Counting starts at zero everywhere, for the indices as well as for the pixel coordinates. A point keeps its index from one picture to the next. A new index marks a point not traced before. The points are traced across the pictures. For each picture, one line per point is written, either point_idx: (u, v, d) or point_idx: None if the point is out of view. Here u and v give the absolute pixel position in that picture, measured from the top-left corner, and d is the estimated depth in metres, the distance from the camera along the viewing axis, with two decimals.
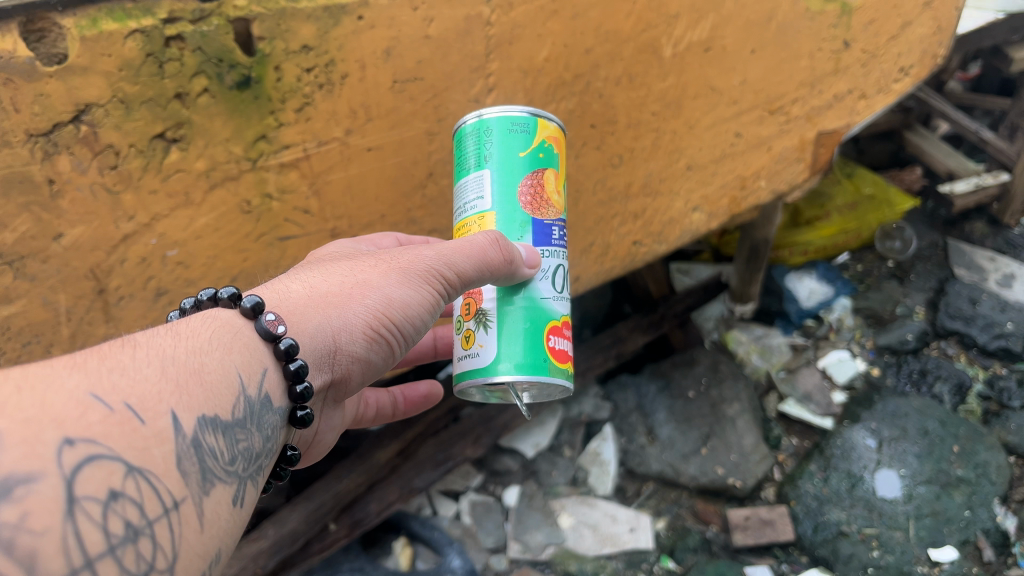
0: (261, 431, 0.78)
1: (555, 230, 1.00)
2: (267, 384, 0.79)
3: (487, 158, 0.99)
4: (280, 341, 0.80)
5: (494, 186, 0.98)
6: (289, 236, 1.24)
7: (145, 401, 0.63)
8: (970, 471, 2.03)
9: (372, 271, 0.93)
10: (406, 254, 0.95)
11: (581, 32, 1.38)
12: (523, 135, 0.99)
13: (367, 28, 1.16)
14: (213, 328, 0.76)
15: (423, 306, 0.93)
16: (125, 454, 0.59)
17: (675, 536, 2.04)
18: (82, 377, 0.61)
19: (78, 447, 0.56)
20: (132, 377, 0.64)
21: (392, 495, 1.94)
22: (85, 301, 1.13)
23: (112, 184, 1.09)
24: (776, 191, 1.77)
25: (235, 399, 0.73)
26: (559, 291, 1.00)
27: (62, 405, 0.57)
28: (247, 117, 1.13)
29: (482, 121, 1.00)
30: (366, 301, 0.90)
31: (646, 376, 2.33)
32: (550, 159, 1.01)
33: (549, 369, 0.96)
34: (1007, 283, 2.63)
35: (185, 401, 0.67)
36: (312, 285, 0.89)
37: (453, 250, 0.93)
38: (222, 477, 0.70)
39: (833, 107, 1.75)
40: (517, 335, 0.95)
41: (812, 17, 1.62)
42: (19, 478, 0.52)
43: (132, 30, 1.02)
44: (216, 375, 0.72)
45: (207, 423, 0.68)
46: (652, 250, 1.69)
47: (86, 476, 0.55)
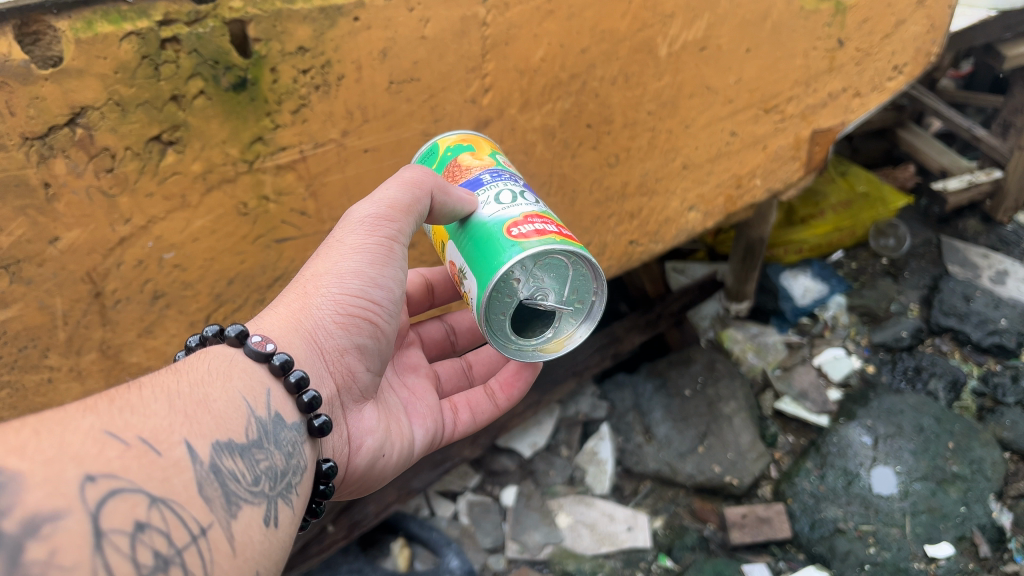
0: (282, 448, 0.80)
1: (484, 177, 1.00)
2: (275, 403, 0.82)
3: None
4: (274, 358, 0.83)
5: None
6: (286, 238, 1.26)
7: (157, 434, 0.66)
8: (965, 467, 2.04)
9: (315, 264, 0.96)
10: (338, 233, 0.98)
11: (577, 32, 1.36)
12: (428, 156, 1.09)
13: (363, 29, 1.14)
14: (212, 361, 0.79)
15: (378, 264, 0.96)
16: (146, 485, 0.62)
17: (672, 534, 2.04)
18: (96, 418, 0.64)
19: (100, 483, 0.59)
20: (142, 413, 0.67)
21: (390, 497, 1.94)
22: (81, 305, 1.13)
23: (109, 186, 1.07)
24: (771, 188, 1.85)
25: (245, 421, 0.76)
26: (508, 201, 0.95)
27: (79, 444, 0.60)
28: (244, 119, 1.12)
29: None
30: (321, 289, 0.93)
31: (643, 375, 2.33)
32: (460, 150, 1.06)
33: (520, 247, 0.88)
34: (1000, 279, 2.64)
35: (194, 429, 0.70)
36: (268, 305, 0.93)
37: (374, 208, 0.96)
38: (247, 497, 0.72)
39: (828, 105, 1.78)
40: (481, 255, 0.91)
41: (806, 16, 1.61)
42: (46, 516, 0.55)
43: (128, 32, 0.98)
44: (223, 403, 0.75)
45: (222, 447, 0.71)
46: (648, 250, 1.75)
47: (110, 509, 0.58)
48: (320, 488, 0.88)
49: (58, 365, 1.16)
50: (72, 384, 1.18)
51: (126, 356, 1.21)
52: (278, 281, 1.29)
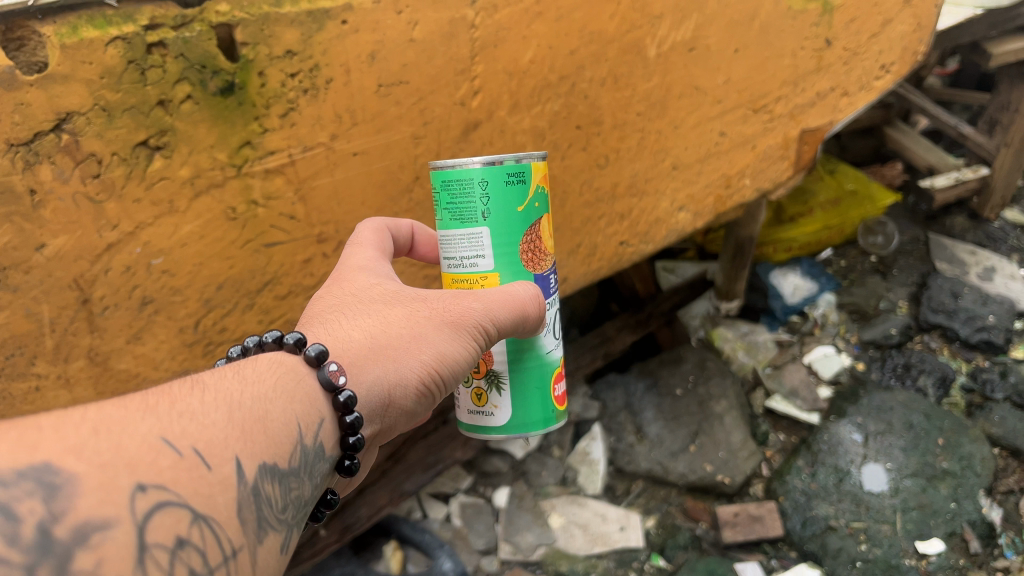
0: (312, 480, 0.74)
1: (552, 279, 0.97)
2: (322, 434, 0.75)
3: (485, 213, 0.89)
4: (340, 393, 0.76)
5: (496, 243, 0.90)
6: (275, 242, 1.24)
7: (211, 447, 0.63)
8: (955, 464, 2.06)
9: (420, 324, 0.86)
10: (451, 302, 0.88)
11: (567, 33, 1.36)
12: (521, 185, 0.89)
13: (352, 32, 1.14)
14: (277, 375, 0.73)
15: (468, 360, 0.88)
16: (192, 501, 0.60)
17: (665, 534, 2.04)
18: (155, 421, 0.62)
19: (150, 493, 0.57)
20: (201, 422, 0.64)
21: (382, 499, 1.94)
22: (69, 311, 1.12)
23: (95, 193, 1.06)
24: (760, 188, 1.84)
25: (293, 448, 0.71)
26: (557, 337, 1.00)
27: (135, 449, 0.59)
28: (232, 123, 1.11)
29: (472, 174, 0.87)
30: (418, 357, 0.84)
31: (634, 374, 2.34)
32: (543, 206, 0.93)
33: (557, 418, 1.00)
34: (988, 276, 2.66)
35: (247, 447, 0.67)
36: (363, 338, 0.82)
37: (499, 304, 0.88)
38: (273, 525, 0.68)
39: (817, 104, 1.78)
40: (530, 400, 0.96)
41: (794, 16, 1.62)
42: (96, 524, 0.54)
43: (113, 37, 0.98)
44: (280, 425, 0.71)
45: (268, 471, 0.68)
46: (638, 250, 1.75)
47: (157, 523, 0.56)
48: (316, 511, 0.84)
49: (46, 373, 1.13)
50: (61, 392, 1.15)
51: (115, 363, 1.18)
52: (268, 285, 1.27)
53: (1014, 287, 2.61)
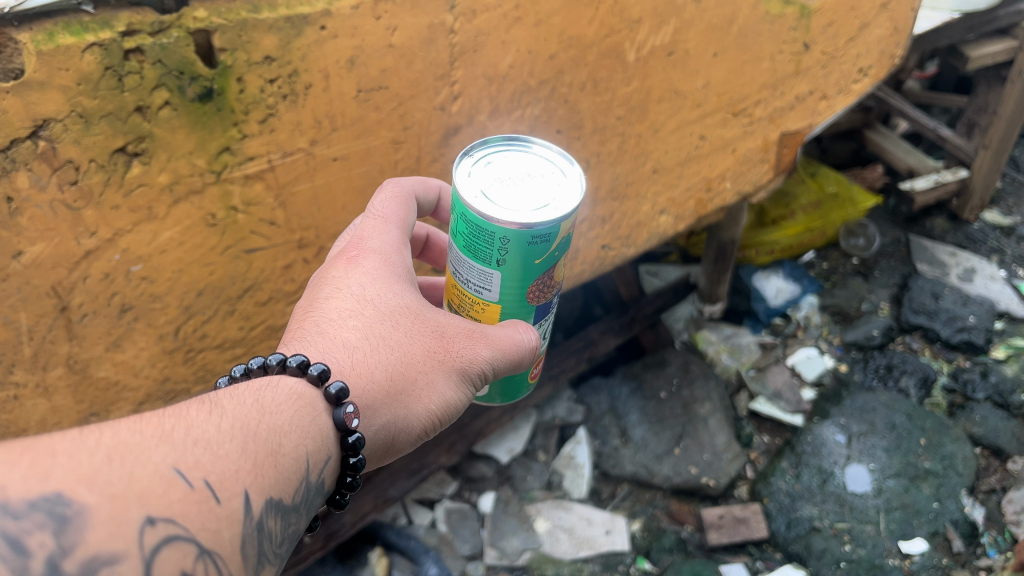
0: (309, 513, 0.77)
1: (553, 304, 0.99)
2: (326, 471, 0.78)
3: (498, 262, 0.88)
4: (350, 435, 0.78)
5: (503, 287, 0.91)
6: (255, 248, 1.25)
7: (223, 480, 0.66)
8: (937, 463, 2.08)
9: (432, 365, 0.90)
10: (463, 343, 0.92)
11: (545, 38, 1.36)
12: (542, 244, 0.86)
13: (330, 37, 1.13)
14: (295, 410, 0.75)
15: (466, 399, 0.94)
16: (199, 535, 0.64)
17: (650, 537, 2.05)
18: (170, 450, 0.65)
19: (158, 527, 0.61)
20: (215, 452, 0.67)
21: (367, 506, 1.94)
22: (47, 319, 1.11)
23: (73, 200, 1.05)
24: (741, 190, 1.87)
25: (298, 485, 0.74)
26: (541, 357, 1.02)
27: (147, 481, 0.62)
28: (210, 129, 1.11)
29: (495, 231, 0.84)
30: (427, 402, 0.89)
31: (618, 377, 2.34)
32: (564, 250, 0.91)
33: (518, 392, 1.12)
34: (968, 277, 2.69)
35: (258, 481, 0.69)
36: (383, 381, 0.86)
37: (505, 355, 0.93)
38: (269, 560, 0.71)
39: (795, 108, 1.81)
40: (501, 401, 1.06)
41: (772, 20, 1.63)
42: (105, 559, 0.58)
43: (90, 44, 0.97)
44: (290, 461, 0.73)
45: (274, 505, 0.70)
46: (621, 253, 1.76)
47: (164, 557, 0.60)
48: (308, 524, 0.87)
49: (24, 382, 1.14)
50: (39, 401, 1.17)
51: (94, 370, 1.19)
52: (248, 291, 1.28)
53: (993, 287, 2.65)
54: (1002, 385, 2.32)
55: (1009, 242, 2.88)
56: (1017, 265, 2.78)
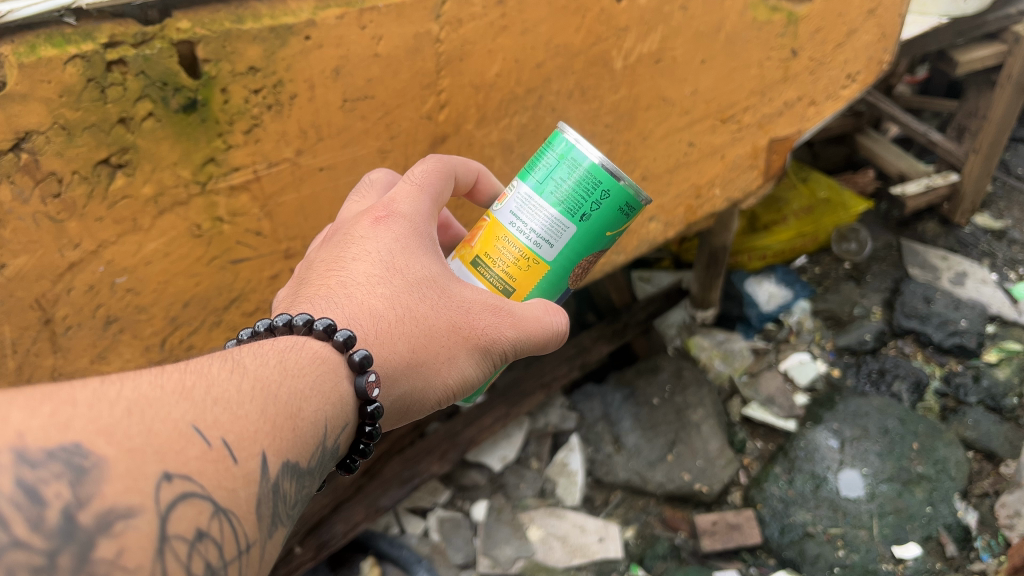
0: (323, 478, 0.75)
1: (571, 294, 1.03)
2: (342, 435, 0.76)
3: (583, 216, 0.92)
4: (370, 404, 0.78)
5: (568, 246, 0.93)
6: (242, 258, 1.25)
7: (241, 440, 0.63)
8: (930, 468, 2.07)
9: (455, 340, 0.90)
10: (489, 319, 0.91)
11: (532, 46, 1.37)
12: (624, 215, 0.94)
13: (315, 48, 1.12)
14: (318, 371, 0.74)
15: (482, 373, 0.95)
16: (215, 493, 0.59)
17: (644, 544, 2.04)
18: (189, 406, 0.61)
19: (175, 483, 0.57)
20: (234, 412, 0.64)
21: (358, 515, 1.93)
22: (31, 332, 1.11)
23: (57, 212, 1.05)
24: (730, 197, 1.87)
25: (317, 449, 0.71)
26: None
27: (165, 435, 0.58)
28: (195, 140, 1.10)
29: (606, 181, 0.90)
30: (444, 376, 0.90)
31: (611, 384, 2.33)
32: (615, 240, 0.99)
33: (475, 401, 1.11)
34: (959, 281, 2.69)
35: (277, 444, 0.66)
36: (404, 352, 0.85)
37: (529, 338, 0.93)
38: (283, 522, 0.67)
39: (784, 114, 1.80)
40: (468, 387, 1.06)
41: (759, 27, 1.63)
42: (120, 513, 0.54)
43: (72, 56, 0.97)
44: (309, 424, 0.70)
45: (290, 469, 0.67)
46: (610, 260, 1.76)
47: (179, 515, 0.56)
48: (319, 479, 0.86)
49: None
50: None
51: None
52: (234, 302, 1.28)
53: (985, 291, 2.65)
54: (994, 388, 2.32)
55: (1000, 245, 2.88)
56: (1008, 268, 2.79)
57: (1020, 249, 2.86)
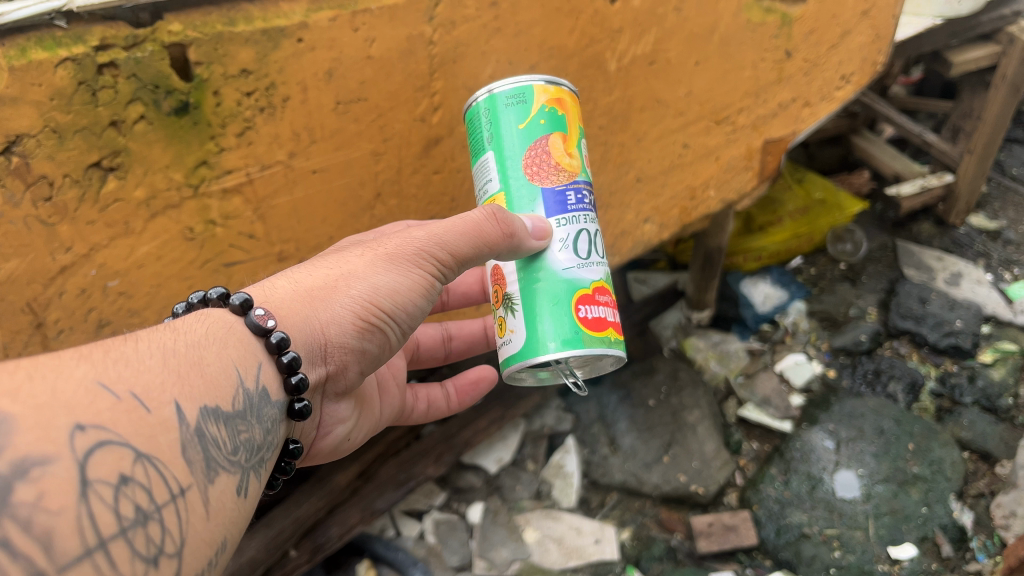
0: (261, 422, 0.82)
1: (568, 195, 1.01)
2: (263, 379, 0.83)
3: (487, 137, 1.03)
4: (271, 335, 0.84)
5: (500, 165, 1.02)
6: (234, 262, 1.24)
7: (149, 391, 0.67)
8: (925, 469, 2.07)
9: (357, 262, 0.97)
10: (392, 240, 0.99)
11: (525, 49, 1.36)
12: (521, 105, 1.01)
13: (307, 50, 1.12)
14: (211, 325, 0.81)
15: (416, 287, 0.98)
16: (134, 440, 0.63)
17: (640, 545, 2.04)
18: (89, 367, 0.65)
19: (89, 432, 0.60)
20: (136, 367, 0.68)
21: (353, 518, 1.93)
22: (23, 335, 1.11)
23: (47, 216, 1.05)
24: (725, 199, 1.86)
25: (235, 391, 0.78)
26: (583, 257, 1.01)
27: (72, 393, 0.61)
28: (187, 143, 1.10)
29: (479, 103, 1.04)
30: (352, 291, 0.94)
31: (607, 386, 2.33)
32: (554, 123, 1.02)
33: (585, 339, 0.98)
34: (955, 281, 2.70)
35: (186, 391, 0.71)
36: (297, 283, 0.93)
37: (440, 233, 0.98)
38: (223, 466, 0.73)
39: (778, 115, 1.80)
40: (546, 314, 0.98)
41: (753, 28, 1.63)
42: (36, 459, 0.55)
43: (62, 59, 0.96)
44: (215, 368, 0.77)
45: (209, 413, 0.73)
46: (607, 263, 1.76)
47: (98, 459, 0.59)
48: (288, 450, 0.93)
49: None
50: None
51: None
52: None
53: (980, 291, 2.66)
54: (989, 389, 2.32)
55: (995, 246, 2.89)
56: (1003, 268, 2.79)
57: (1015, 249, 2.86)
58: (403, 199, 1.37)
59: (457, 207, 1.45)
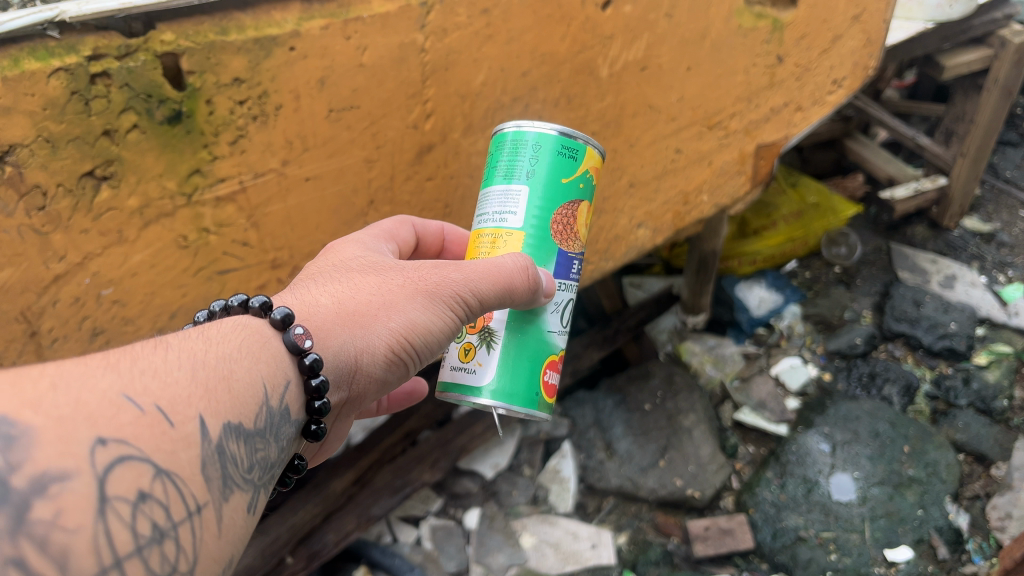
0: (279, 441, 0.79)
1: (574, 263, 1.03)
2: (288, 397, 0.80)
3: (529, 173, 0.98)
4: (306, 356, 0.81)
5: (532, 206, 0.98)
6: (229, 269, 1.25)
7: (174, 405, 0.66)
8: (920, 471, 2.08)
9: (398, 289, 0.92)
10: (429, 272, 0.93)
11: (517, 55, 1.37)
12: (572, 162, 1.00)
13: (300, 58, 1.13)
14: (244, 337, 0.78)
15: (445, 325, 0.93)
16: (154, 456, 0.62)
17: (636, 550, 2.04)
18: (116, 377, 0.63)
19: (110, 447, 0.59)
20: (164, 379, 0.66)
21: (349, 525, 1.91)
22: (16, 344, 1.11)
23: (41, 225, 1.05)
24: (719, 203, 1.89)
25: (258, 409, 0.75)
26: (563, 325, 1.04)
27: (96, 404, 0.60)
28: (180, 152, 1.11)
29: (531, 134, 0.99)
30: (390, 320, 0.90)
31: (602, 391, 2.35)
32: (588, 192, 1.03)
33: (539, 404, 1.01)
34: (948, 284, 2.71)
35: (212, 407, 0.69)
36: (333, 304, 0.88)
37: (480, 278, 0.92)
38: (237, 484, 0.71)
39: (771, 120, 1.81)
40: (521, 366, 0.99)
41: (744, 33, 1.64)
42: (54, 475, 0.55)
43: (55, 69, 0.97)
44: (244, 383, 0.74)
45: (232, 430, 0.71)
46: (599, 268, 1.76)
47: (117, 476, 0.58)
48: (294, 463, 0.91)
49: None
50: None
51: None
52: None
53: (974, 294, 2.67)
54: (984, 391, 2.33)
55: (989, 248, 2.90)
56: (997, 270, 2.81)
57: (1009, 251, 2.88)
58: (396, 205, 1.38)
59: (451, 213, 1.47)
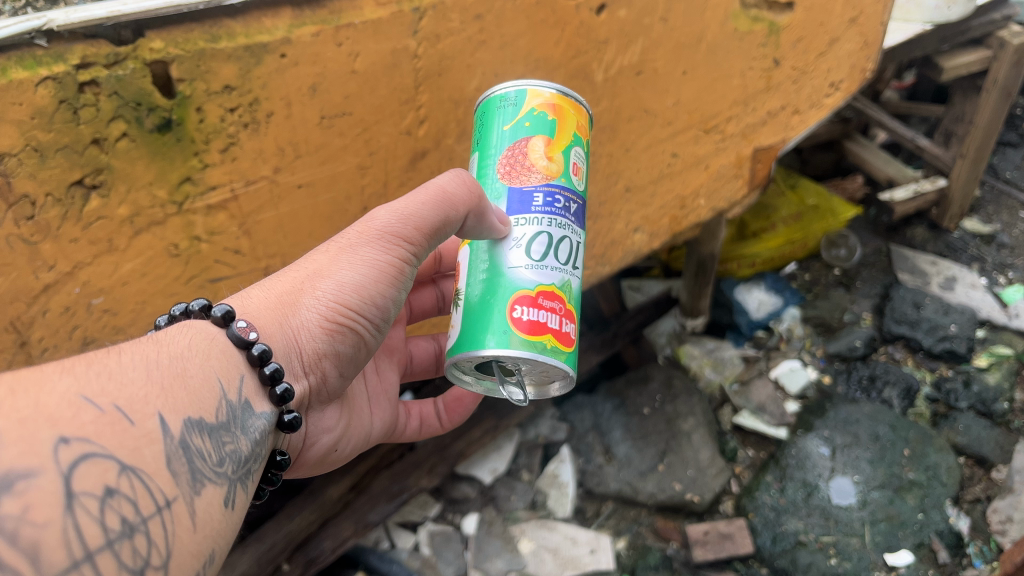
0: (248, 434, 0.79)
1: (536, 197, 0.94)
2: (246, 389, 0.81)
3: (477, 138, 1.01)
4: (253, 347, 0.83)
5: (480, 169, 1.00)
6: (221, 277, 1.25)
7: (132, 404, 0.65)
8: (920, 474, 2.07)
9: (332, 254, 0.95)
10: (358, 229, 0.96)
11: (511, 61, 1.36)
12: (510, 109, 0.97)
13: (291, 65, 1.12)
14: (193, 337, 0.78)
15: (394, 266, 0.95)
16: (118, 452, 0.61)
17: (636, 555, 2.03)
18: (72, 381, 0.63)
19: (73, 445, 0.58)
20: (118, 380, 0.66)
21: (346, 531, 1.91)
22: (6, 355, 1.10)
23: (30, 234, 1.04)
24: (716, 207, 1.88)
25: (217, 402, 0.75)
26: (536, 258, 0.93)
27: (55, 405, 0.60)
28: (170, 160, 1.10)
29: (483, 103, 1.01)
30: (318, 292, 0.92)
31: (601, 395, 2.33)
32: (539, 126, 0.95)
33: (511, 340, 0.90)
34: (949, 285, 2.70)
35: (170, 403, 0.69)
36: (268, 292, 0.92)
37: (407, 216, 0.94)
38: (209, 478, 0.70)
39: (767, 123, 1.81)
40: (478, 310, 0.93)
41: (740, 37, 1.63)
42: (20, 473, 0.54)
43: (42, 78, 0.96)
44: (199, 380, 0.74)
45: (194, 425, 0.70)
46: (597, 273, 1.75)
47: (82, 472, 0.57)
48: (275, 462, 0.89)
49: None
50: None
51: None
52: None
53: (974, 295, 2.66)
54: (984, 393, 2.32)
55: (989, 249, 2.89)
56: (997, 272, 2.80)
57: (1009, 253, 2.87)
58: None
59: None
